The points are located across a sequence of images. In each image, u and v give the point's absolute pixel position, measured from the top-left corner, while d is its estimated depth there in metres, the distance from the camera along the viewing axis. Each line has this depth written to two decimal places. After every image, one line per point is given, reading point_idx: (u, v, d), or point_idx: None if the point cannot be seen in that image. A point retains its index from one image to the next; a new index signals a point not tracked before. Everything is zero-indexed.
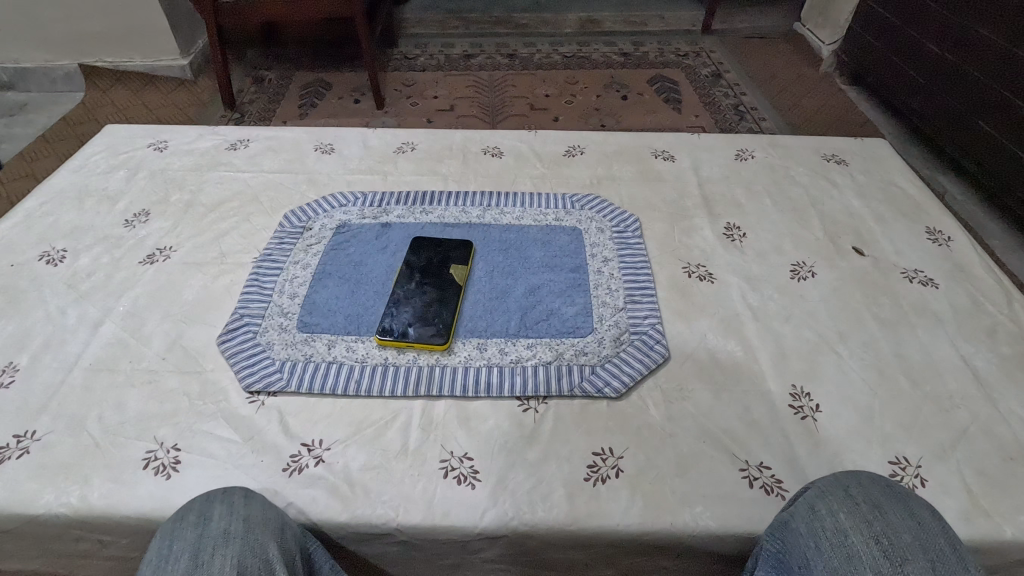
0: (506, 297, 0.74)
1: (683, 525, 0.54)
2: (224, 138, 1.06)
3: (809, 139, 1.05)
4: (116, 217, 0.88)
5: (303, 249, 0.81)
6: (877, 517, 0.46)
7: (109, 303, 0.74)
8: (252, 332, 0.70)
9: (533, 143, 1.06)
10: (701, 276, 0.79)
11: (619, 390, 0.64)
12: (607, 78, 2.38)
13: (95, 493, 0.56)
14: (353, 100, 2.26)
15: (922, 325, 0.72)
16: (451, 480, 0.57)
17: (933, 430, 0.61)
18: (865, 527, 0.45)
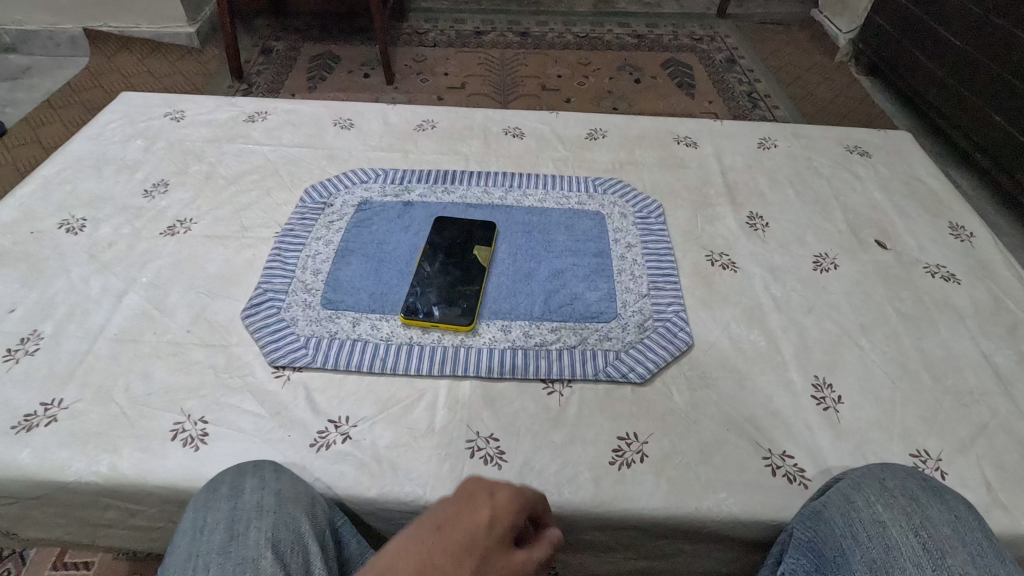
0: (529, 279, 0.74)
1: (707, 510, 0.55)
2: (242, 110, 1.04)
3: (832, 131, 1.04)
4: (135, 187, 0.87)
5: (325, 225, 0.81)
6: (915, 511, 0.45)
7: (132, 275, 0.74)
8: (276, 307, 0.70)
9: (554, 124, 1.04)
10: (723, 264, 0.79)
11: (644, 375, 0.64)
12: (621, 60, 2.34)
13: (124, 463, 0.56)
14: (364, 74, 2.23)
15: (944, 321, 0.73)
16: (478, 459, 0.58)
17: (953, 426, 0.62)
18: (903, 519, 0.44)
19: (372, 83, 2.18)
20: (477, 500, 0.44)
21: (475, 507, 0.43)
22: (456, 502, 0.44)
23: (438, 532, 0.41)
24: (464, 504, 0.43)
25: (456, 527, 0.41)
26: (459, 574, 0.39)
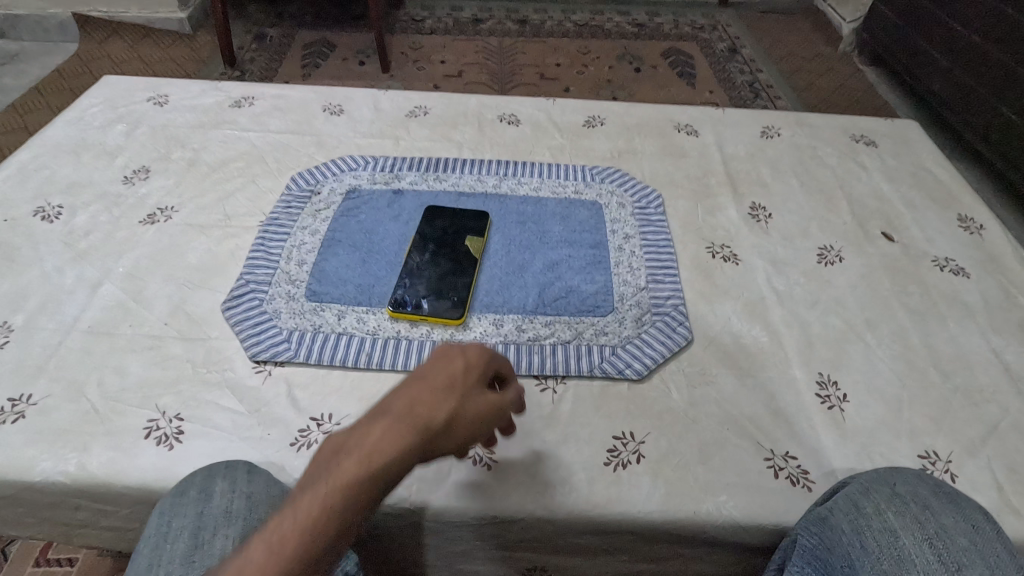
0: (523, 271, 0.71)
1: (706, 514, 0.52)
2: (227, 95, 1.01)
3: (837, 120, 1.01)
4: (115, 173, 0.84)
5: (311, 214, 0.78)
6: (929, 520, 0.42)
7: (108, 265, 0.71)
8: (258, 299, 0.67)
9: (551, 111, 1.01)
10: (725, 257, 0.76)
11: (641, 372, 0.62)
12: (621, 49, 2.30)
13: (95, 462, 0.53)
14: (359, 62, 2.18)
15: (953, 316, 0.70)
16: (466, 460, 0.55)
17: (963, 426, 0.59)
18: (917, 530, 0.42)
19: (367, 71, 2.13)
20: (450, 355, 0.46)
21: (449, 360, 0.46)
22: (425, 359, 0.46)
23: (415, 376, 0.45)
24: (435, 359, 0.46)
25: (434, 378, 0.44)
26: (443, 412, 0.43)
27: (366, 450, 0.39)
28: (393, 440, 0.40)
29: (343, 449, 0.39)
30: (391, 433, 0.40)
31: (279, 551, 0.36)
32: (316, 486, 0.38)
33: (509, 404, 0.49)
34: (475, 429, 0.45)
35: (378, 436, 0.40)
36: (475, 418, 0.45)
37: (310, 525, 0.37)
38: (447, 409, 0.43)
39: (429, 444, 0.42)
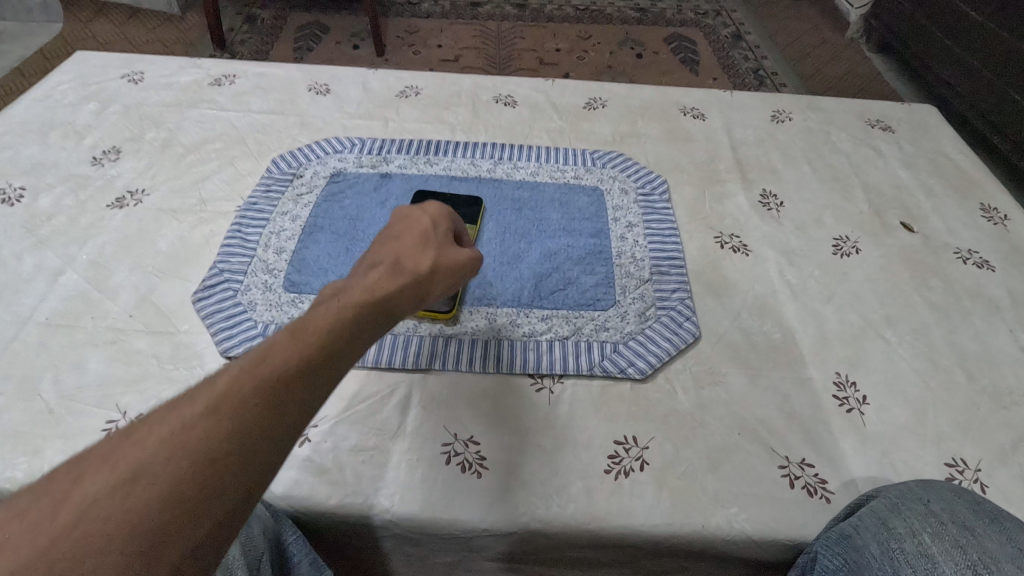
0: (518, 261, 0.67)
1: (716, 528, 0.48)
2: (207, 72, 0.95)
3: (852, 104, 0.96)
4: (83, 154, 0.78)
5: (292, 199, 0.73)
6: (970, 541, 0.37)
7: (71, 252, 0.66)
8: (232, 290, 0.62)
9: (550, 92, 0.95)
10: (734, 247, 0.71)
11: (644, 371, 0.57)
12: (622, 34, 2.23)
13: (46, 467, 0.49)
14: (352, 45, 2.12)
15: (978, 312, 0.65)
16: (454, 467, 0.50)
17: (993, 431, 0.55)
18: (958, 555, 0.36)
19: (360, 55, 2.07)
20: (415, 216, 0.50)
21: (415, 220, 0.50)
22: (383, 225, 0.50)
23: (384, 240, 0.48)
24: (401, 220, 0.50)
25: (408, 235, 0.48)
26: (428, 263, 0.46)
27: (362, 289, 0.41)
28: (389, 284, 0.43)
29: (342, 288, 0.41)
30: (378, 272, 0.43)
31: (288, 353, 0.33)
32: (313, 312, 0.37)
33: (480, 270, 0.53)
34: (454, 281, 0.49)
35: (373, 278, 0.43)
36: (453, 266, 0.48)
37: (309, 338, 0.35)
38: (426, 254, 0.47)
39: (418, 278, 0.45)
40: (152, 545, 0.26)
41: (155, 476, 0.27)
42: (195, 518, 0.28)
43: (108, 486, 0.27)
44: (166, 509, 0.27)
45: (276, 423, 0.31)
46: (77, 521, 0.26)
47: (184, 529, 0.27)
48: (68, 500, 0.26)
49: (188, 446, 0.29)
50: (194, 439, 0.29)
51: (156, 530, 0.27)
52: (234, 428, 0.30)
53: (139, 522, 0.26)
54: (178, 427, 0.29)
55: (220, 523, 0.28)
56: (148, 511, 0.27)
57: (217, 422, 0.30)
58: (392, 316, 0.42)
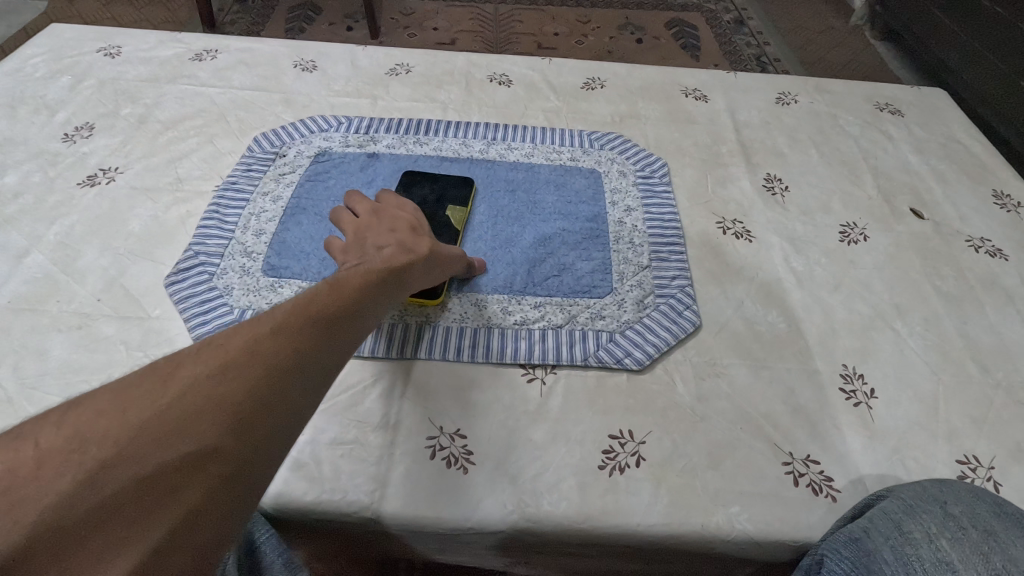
0: (511, 247, 0.64)
1: (715, 528, 0.45)
2: (187, 46, 0.90)
3: (859, 86, 0.92)
4: (54, 130, 0.74)
5: (274, 178, 0.70)
6: (993, 549, 0.34)
7: (38, 232, 0.62)
8: (208, 272, 0.59)
9: (546, 70, 0.91)
10: (737, 233, 0.68)
11: (642, 361, 0.54)
12: (623, 18, 2.18)
13: None
14: (346, 27, 2.06)
15: (991, 302, 0.63)
16: (439, 462, 0.47)
17: (1007, 427, 0.52)
18: (980, 563, 0.33)
19: (354, 37, 2.02)
20: (404, 203, 0.53)
21: (405, 205, 0.52)
22: (376, 207, 0.51)
23: (383, 219, 0.49)
24: (396, 204, 0.52)
25: (407, 215, 0.51)
26: (431, 240, 0.49)
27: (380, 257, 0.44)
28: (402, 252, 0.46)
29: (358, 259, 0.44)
30: (388, 245, 0.46)
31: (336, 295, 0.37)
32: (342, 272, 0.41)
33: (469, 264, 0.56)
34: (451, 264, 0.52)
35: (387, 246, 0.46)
36: (449, 249, 0.52)
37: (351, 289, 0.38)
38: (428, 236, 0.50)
39: (426, 254, 0.47)
40: (238, 433, 0.28)
41: (241, 372, 0.30)
42: (272, 416, 0.30)
43: (200, 377, 0.29)
44: (252, 400, 0.29)
45: (330, 353, 0.35)
46: (176, 401, 0.27)
47: (263, 424, 0.30)
48: (163, 385, 0.28)
49: (266, 355, 0.31)
50: (270, 350, 0.31)
51: (242, 420, 0.29)
52: (301, 347, 0.33)
53: (232, 407, 0.29)
54: (256, 336, 0.32)
55: (287, 426, 0.31)
56: (236, 401, 0.29)
57: (288, 340, 0.32)
58: (405, 287, 0.44)
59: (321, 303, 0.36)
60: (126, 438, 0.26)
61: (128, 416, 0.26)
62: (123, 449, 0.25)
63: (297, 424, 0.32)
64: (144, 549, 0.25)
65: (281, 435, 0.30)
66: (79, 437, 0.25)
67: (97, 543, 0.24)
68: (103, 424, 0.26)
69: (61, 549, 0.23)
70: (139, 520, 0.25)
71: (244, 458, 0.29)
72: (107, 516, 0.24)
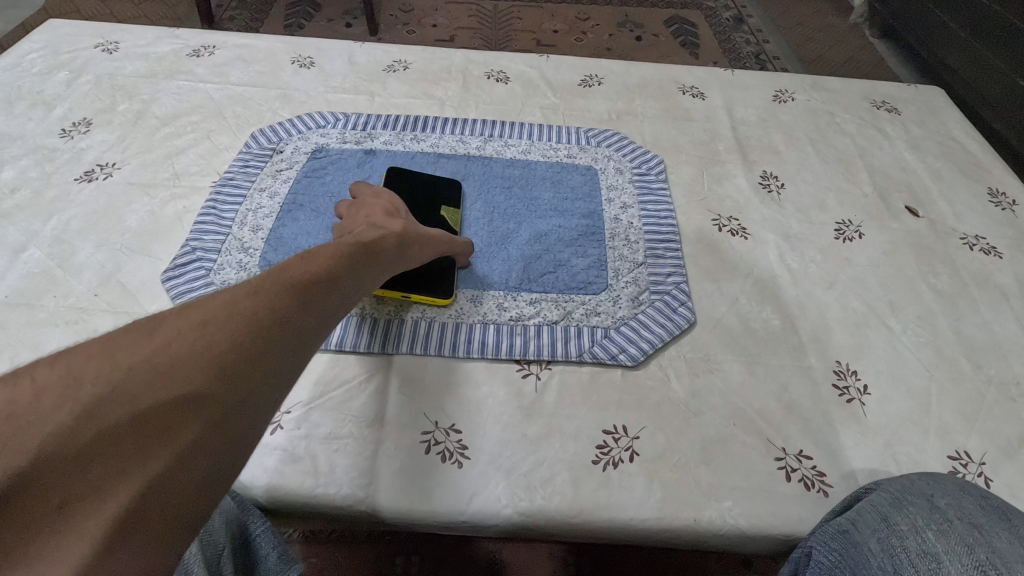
0: (507, 243, 0.64)
1: (707, 522, 0.45)
2: (185, 42, 0.90)
3: (857, 84, 0.92)
4: (51, 125, 0.74)
5: (271, 174, 0.70)
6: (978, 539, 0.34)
7: (35, 227, 0.62)
8: (205, 268, 0.59)
9: (544, 68, 0.91)
10: (733, 230, 0.68)
11: (636, 357, 0.54)
12: (622, 15, 2.18)
13: None
14: (345, 23, 2.06)
15: (985, 299, 0.63)
16: (434, 456, 0.48)
17: (999, 424, 0.52)
18: (965, 555, 0.33)
19: (354, 33, 2.01)
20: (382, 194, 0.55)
21: (382, 195, 0.55)
22: (353, 203, 0.54)
23: (359, 212, 0.52)
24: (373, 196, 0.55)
25: (385, 205, 0.53)
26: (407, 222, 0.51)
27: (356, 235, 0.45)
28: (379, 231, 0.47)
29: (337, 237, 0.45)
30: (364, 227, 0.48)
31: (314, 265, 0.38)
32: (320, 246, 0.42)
33: (456, 249, 0.57)
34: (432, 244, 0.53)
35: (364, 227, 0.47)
36: (429, 231, 0.53)
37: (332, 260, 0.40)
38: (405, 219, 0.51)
39: (404, 232, 0.49)
40: (219, 383, 0.29)
41: (223, 328, 0.31)
42: (252, 371, 0.31)
43: (183, 331, 0.30)
44: (234, 354, 0.30)
45: (310, 316, 0.36)
46: (162, 351, 0.28)
47: (244, 377, 0.31)
48: (149, 337, 0.29)
49: (247, 313, 0.32)
50: (250, 309, 0.33)
51: (223, 370, 0.30)
52: (280, 309, 0.34)
53: (217, 356, 0.30)
54: (239, 296, 0.33)
55: (269, 381, 0.32)
56: (219, 353, 0.30)
57: (269, 302, 0.34)
58: (384, 263, 0.46)
59: (300, 270, 0.37)
60: (115, 382, 0.27)
61: (118, 360, 0.27)
62: (114, 389, 0.27)
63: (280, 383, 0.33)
64: (130, 486, 0.26)
65: (262, 389, 0.31)
66: (72, 378, 0.26)
67: (87, 477, 0.25)
68: (95, 368, 0.27)
69: (54, 480, 0.24)
70: (127, 459, 0.26)
71: (227, 409, 0.30)
72: (100, 450, 0.26)
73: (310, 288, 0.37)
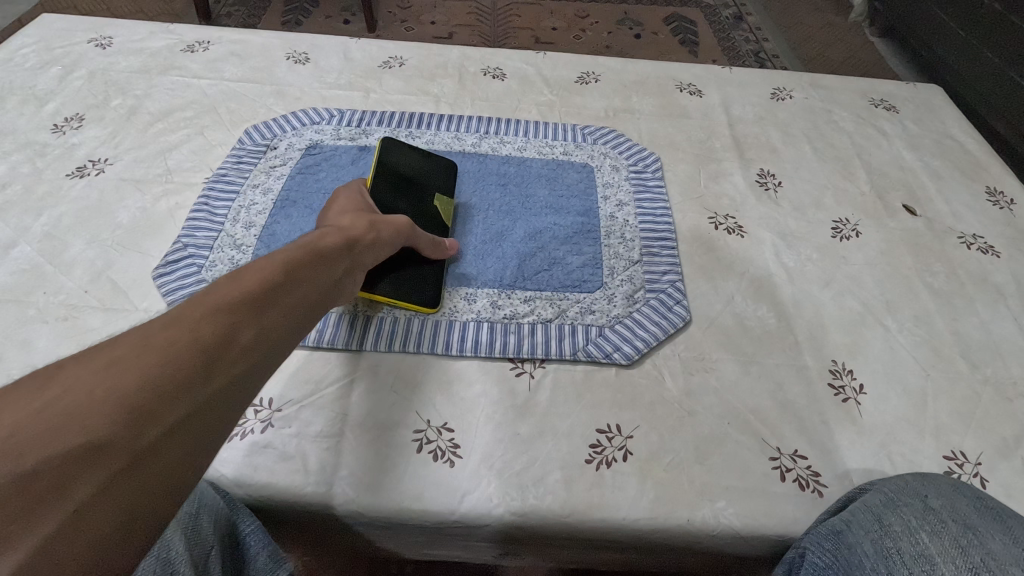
0: (502, 241, 0.63)
1: (701, 523, 0.45)
2: (179, 38, 0.90)
3: (855, 82, 0.92)
4: (43, 121, 0.74)
5: (265, 171, 0.69)
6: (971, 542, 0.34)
7: (25, 223, 0.62)
8: (197, 264, 0.59)
9: (541, 64, 0.91)
10: (729, 229, 0.68)
11: (631, 356, 0.54)
12: (622, 13, 2.17)
13: None
14: (342, 19, 2.04)
15: (982, 299, 0.62)
16: (426, 455, 0.47)
17: (995, 423, 0.52)
18: (958, 557, 0.33)
19: (352, 30, 2.00)
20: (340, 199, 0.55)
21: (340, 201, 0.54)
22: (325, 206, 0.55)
23: (323, 218, 0.53)
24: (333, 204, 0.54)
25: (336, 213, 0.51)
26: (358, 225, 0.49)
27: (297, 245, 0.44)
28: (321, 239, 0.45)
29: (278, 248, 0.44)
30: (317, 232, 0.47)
31: (245, 286, 0.37)
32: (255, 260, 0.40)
33: (423, 242, 0.56)
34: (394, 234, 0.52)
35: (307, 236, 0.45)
36: (384, 232, 0.51)
37: (271, 274, 0.39)
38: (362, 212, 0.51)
39: (352, 239, 0.48)
40: (129, 428, 0.28)
41: (135, 366, 0.30)
42: (172, 409, 0.30)
43: (90, 374, 0.28)
44: (146, 394, 0.29)
45: (243, 342, 0.34)
46: (62, 399, 0.27)
47: (162, 417, 0.29)
48: (49, 386, 0.27)
49: (163, 348, 0.31)
50: (171, 342, 0.31)
51: (136, 413, 0.29)
52: (202, 339, 0.33)
53: (127, 398, 0.28)
54: (155, 330, 0.32)
55: (192, 417, 0.31)
56: (128, 396, 0.29)
57: (189, 333, 0.32)
58: (335, 268, 0.45)
59: (233, 292, 0.36)
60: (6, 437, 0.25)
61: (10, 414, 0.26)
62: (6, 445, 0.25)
63: (208, 416, 0.32)
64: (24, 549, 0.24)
65: (188, 427, 0.31)
66: None
67: None
68: None
69: None
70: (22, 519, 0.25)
71: (143, 453, 0.28)
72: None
73: (239, 311, 0.35)
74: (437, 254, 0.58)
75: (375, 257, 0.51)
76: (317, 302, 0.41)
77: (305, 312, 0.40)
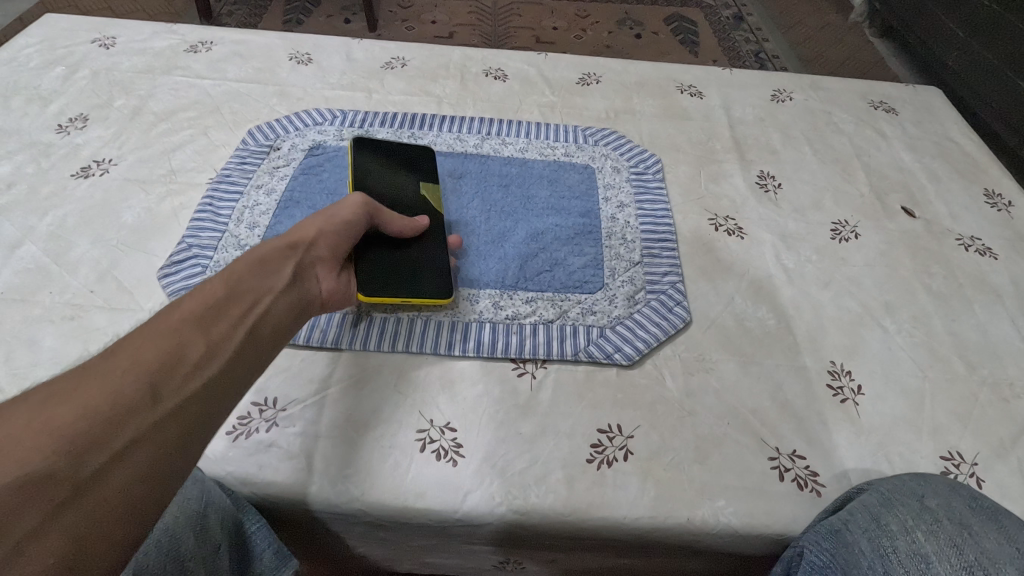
0: (504, 241, 0.64)
1: (701, 521, 0.46)
2: (182, 38, 0.90)
3: (855, 83, 0.92)
4: (47, 121, 0.74)
5: (268, 172, 0.70)
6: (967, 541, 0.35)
7: (30, 223, 0.62)
8: (201, 265, 0.59)
9: (543, 65, 0.91)
10: (729, 230, 0.68)
11: (632, 357, 0.55)
12: (623, 13, 2.17)
13: None
14: (343, 19, 2.05)
15: (980, 300, 0.63)
16: (429, 455, 0.48)
17: (991, 424, 0.53)
18: (953, 556, 0.34)
19: (352, 30, 2.00)
20: None
21: None
22: None
23: None
24: None
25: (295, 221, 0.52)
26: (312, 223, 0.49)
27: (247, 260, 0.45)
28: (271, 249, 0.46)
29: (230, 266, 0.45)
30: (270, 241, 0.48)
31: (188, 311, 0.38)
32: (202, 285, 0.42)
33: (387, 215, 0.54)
34: (352, 225, 0.51)
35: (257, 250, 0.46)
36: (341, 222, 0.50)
37: (211, 295, 0.40)
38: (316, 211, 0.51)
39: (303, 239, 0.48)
40: (72, 456, 0.30)
41: (75, 399, 0.31)
42: (118, 434, 0.32)
43: (31, 410, 0.30)
44: (85, 423, 0.31)
45: (187, 363, 0.36)
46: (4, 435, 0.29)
47: (108, 443, 0.31)
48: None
49: (101, 380, 0.33)
50: (111, 373, 0.33)
51: (79, 443, 0.30)
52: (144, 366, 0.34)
53: (68, 429, 0.30)
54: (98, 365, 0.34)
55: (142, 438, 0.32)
56: (67, 427, 0.30)
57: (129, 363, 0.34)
58: (287, 272, 0.45)
59: (175, 318, 0.38)
60: None
61: None
62: None
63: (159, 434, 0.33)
64: None
65: (139, 447, 0.32)
66: None
67: None
68: None
69: None
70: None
71: (90, 480, 0.30)
72: None
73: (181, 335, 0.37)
74: (414, 230, 0.56)
75: (338, 251, 0.50)
76: (269, 311, 0.42)
77: (255, 324, 0.41)
